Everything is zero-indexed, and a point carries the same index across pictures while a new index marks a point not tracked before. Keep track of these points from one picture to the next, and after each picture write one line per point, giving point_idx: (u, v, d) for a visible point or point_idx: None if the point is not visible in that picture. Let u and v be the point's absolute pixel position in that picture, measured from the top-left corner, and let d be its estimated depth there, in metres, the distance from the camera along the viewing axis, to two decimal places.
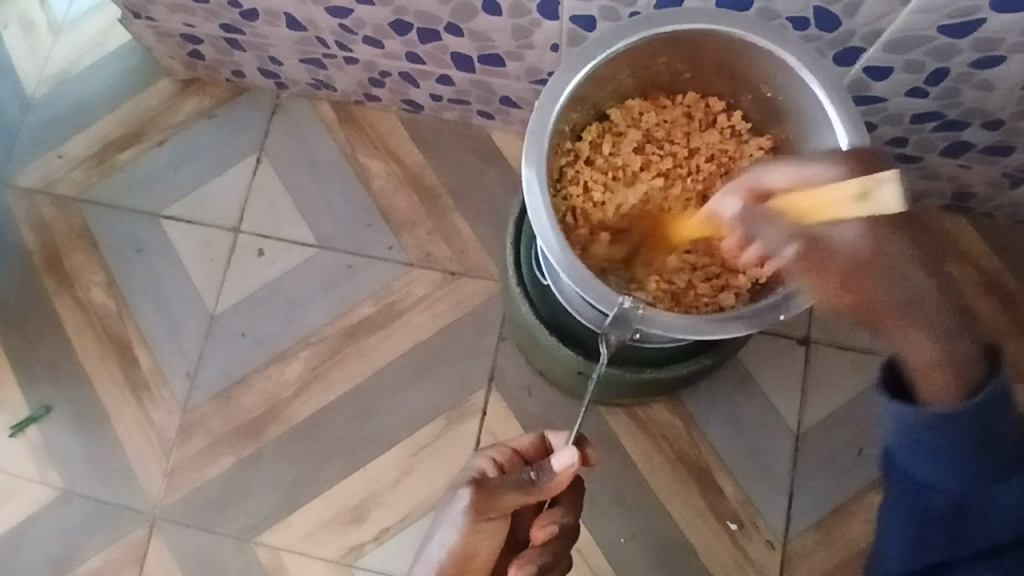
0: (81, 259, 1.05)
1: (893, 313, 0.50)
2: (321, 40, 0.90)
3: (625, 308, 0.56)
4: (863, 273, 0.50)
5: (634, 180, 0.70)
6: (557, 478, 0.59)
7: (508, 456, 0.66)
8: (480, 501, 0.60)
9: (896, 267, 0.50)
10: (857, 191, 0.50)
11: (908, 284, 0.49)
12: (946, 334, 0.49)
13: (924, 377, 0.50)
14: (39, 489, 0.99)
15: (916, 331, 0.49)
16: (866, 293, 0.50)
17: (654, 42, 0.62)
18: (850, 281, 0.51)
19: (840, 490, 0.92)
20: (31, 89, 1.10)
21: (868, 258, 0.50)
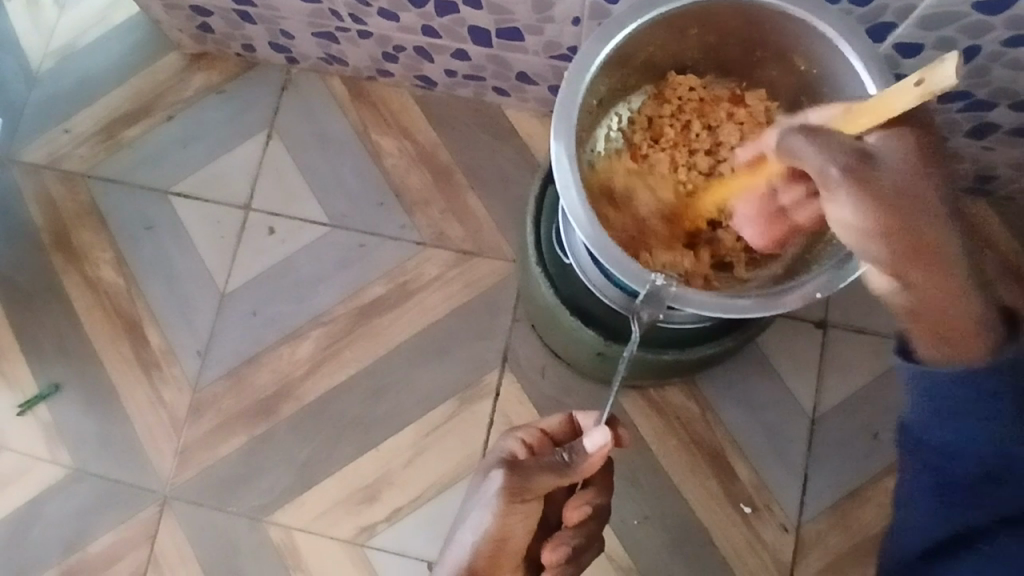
0: (89, 236, 1.03)
1: (923, 262, 0.43)
2: (335, 12, 0.88)
3: (658, 286, 0.55)
4: (924, 217, 0.42)
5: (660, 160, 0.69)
6: (591, 459, 0.59)
7: (538, 438, 0.65)
8: (515, 483, 0.59)
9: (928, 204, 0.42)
10: (914, 83, 0.44)
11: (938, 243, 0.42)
12: (965, 279, 0.43)
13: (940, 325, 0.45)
14: (49, 467, 0.98)
15: (934, 285, 0.43)
16: (915, 245, 0.42)
17: (686, 12, 0.60)
18: (889, 210, 0.42)
19: (855, 475, 0.91)
20: (36, 64, 1.08)
21: (911, 205, 0.42)
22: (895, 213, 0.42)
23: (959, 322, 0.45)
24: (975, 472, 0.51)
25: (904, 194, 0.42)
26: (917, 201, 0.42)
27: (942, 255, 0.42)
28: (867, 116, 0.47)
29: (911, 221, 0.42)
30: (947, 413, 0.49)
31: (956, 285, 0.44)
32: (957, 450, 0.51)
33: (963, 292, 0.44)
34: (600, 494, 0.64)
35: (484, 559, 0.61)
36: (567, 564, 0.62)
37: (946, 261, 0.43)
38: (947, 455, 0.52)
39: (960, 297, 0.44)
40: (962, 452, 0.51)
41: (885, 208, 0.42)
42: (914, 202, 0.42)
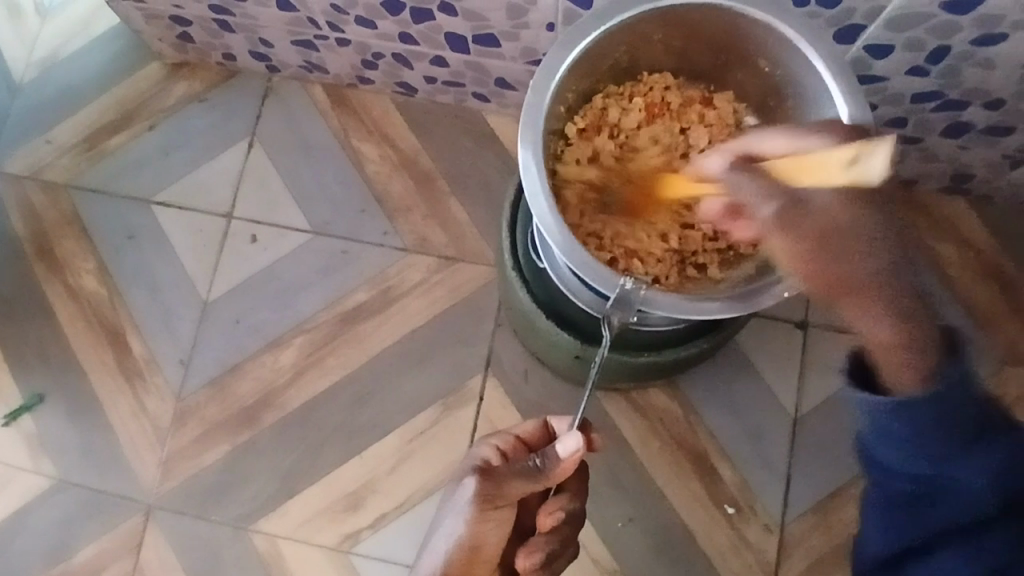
0: (72, 246, 1.03)
1: (848, 288, 0.47)
2: (312, 20, 0.89)
3: (627, 290, 0.56)
4: (855, 244, 0.47)
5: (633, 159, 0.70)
6: (563, 464, 0.59)
7: (513, 443, 0.65)
8: (488, 489, 0.60)
9: (840, 233, 0.47)
10: (849, 157, 0.49)
11: (861, 272, 0.47)
12: (906, 312, 0.46)
13: (885, 357, 0.46)
14: (33, 478, 0.98)
15: (868, 311, 0.46)
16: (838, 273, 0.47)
17: (651, 17, 0.61)
18: (805, 244, 0.48)
19: (838, 474, 0.92)
20: (18, 75, 1.08)
21: (824, 234, 0.48)
22: (819, 241, 0.48)
23: (898, 353, 0.46)
24: (923, 494, 0.51)
25: (829, 225, 0.48)
26: (828, 233, 0.48)
27: (863, 281, 0.46)
28: (794, 168, 0.50)
29: (830, 249, 0.47)
30: (880, 433, 0.48)
31: (890, 317, 0.46)
32: (892, 468, 0.50)
33: (901, 322, 0.46)
34: (576, 498, 0.65)
35: (458, 566, 0.61)
36: (541, 570, 0.62)
37: (875, 290, 0.46)
38: (887, 475, 0.51)
39: (900, 328, 0.46)
40: (898, 471, 0.50)
41: (805, 239, 0.48)
42: (839, 234, 0.47)
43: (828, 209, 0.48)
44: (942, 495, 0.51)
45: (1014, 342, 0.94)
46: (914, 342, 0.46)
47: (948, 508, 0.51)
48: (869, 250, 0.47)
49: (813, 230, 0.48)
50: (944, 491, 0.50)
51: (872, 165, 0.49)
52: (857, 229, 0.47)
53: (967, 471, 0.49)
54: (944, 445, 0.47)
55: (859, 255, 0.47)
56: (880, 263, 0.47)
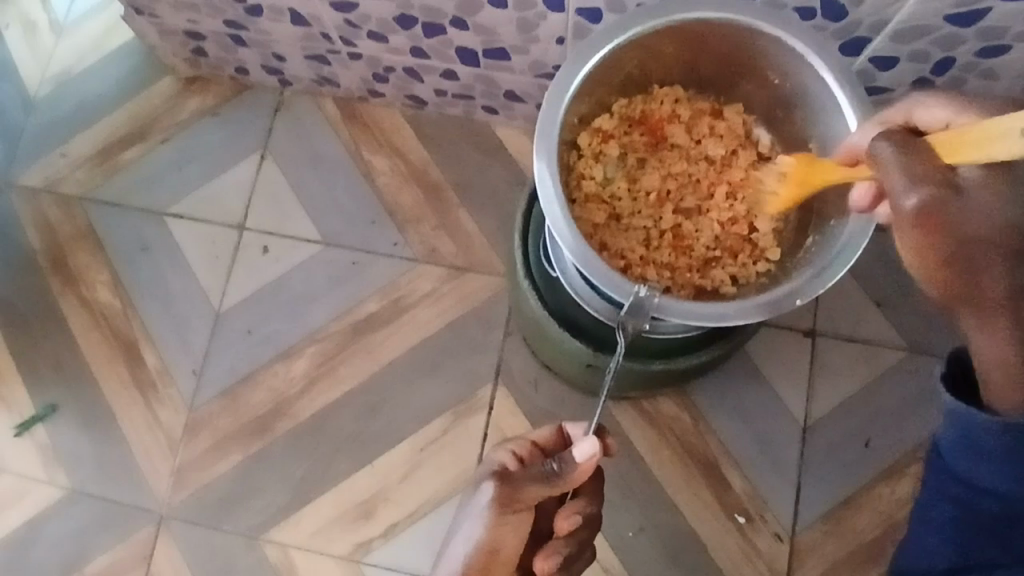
0: (86, 258, 1.05)
1: (977, 295, 0.45)
2: (325, 35, 0.90)
3: (641, 297, 0.56)
4: (991, 249, 0.44)
5: (643, 171, 0.71)
6: (580, 469, 0.59)
7: (529, 449, 0.66)
8: (506, 493, 0.60)
9: (983, 233, 0.44)
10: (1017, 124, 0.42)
11: (994, 284, 0.44)
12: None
13: (999, 375, 0.46)
14: (46, 487, 0.99)
15: (997, 326, 0.45)
16: (973, 278, 0.45)
17: (661, 32, 0.62)
18: (935, 238, 0.45)
19: (849, 482, 0.92)
20: (32, 90, 1.10)
21: (964, 239, 0.44)
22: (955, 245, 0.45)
23: (1016, 372, 0.45)
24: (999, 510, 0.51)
25: (973, 235, 0.44)
26: (970, 238, 0.44)
27: (996, 293, 0.44)
28: (958, 143, 0.45)
29: (965, 250, 0.44)
30: (970, 446, 0.49)
31: (1013, 335, 0.44)
32: (975, 483, 0.51)
33: None
34: (591, 502, 0.65)
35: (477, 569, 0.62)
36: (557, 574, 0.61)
37: (1003, 305, 0.44)
38: (968, 487, 0.52)
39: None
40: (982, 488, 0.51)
41: (943, 243, 0.45)
42: (978, 243, 0.44)
43: (970, 214, 0.44)
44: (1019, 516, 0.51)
45: None
46: None
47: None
48: (1013, 262, 0.44)
49: (948, 233, 0.44)
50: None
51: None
52: (1006, 244, 0.44)
53: None
54: None
55: (997, 267, 0.44)
56: (1017, 277, 0.44)
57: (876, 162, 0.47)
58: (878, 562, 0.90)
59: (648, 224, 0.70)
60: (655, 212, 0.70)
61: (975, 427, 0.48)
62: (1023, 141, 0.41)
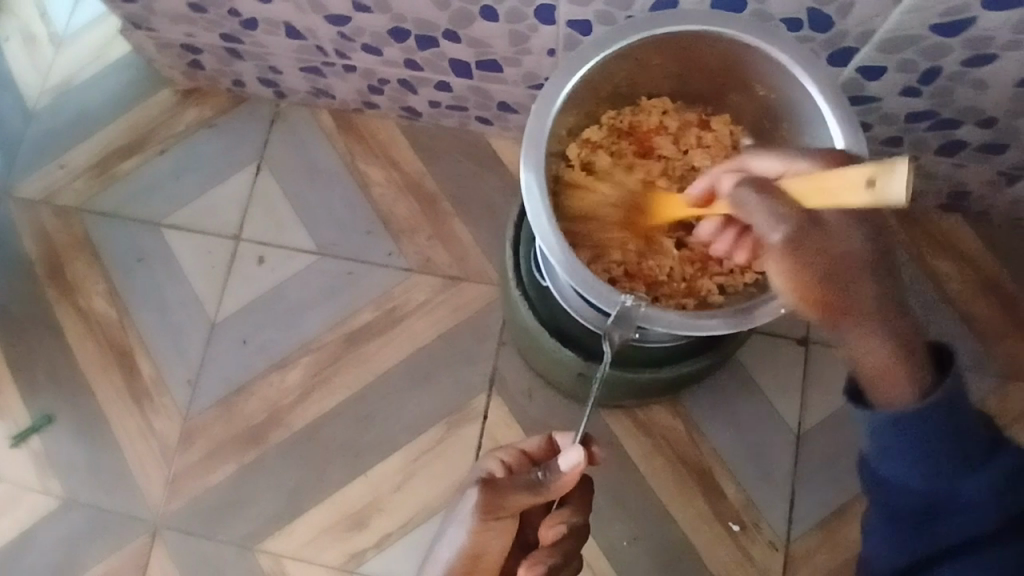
0: (82, 268, 1.05)
1: (848, 314, 0.47)
2: (320, 48, 0.91)
3: (627, 307, 0.57)
4: (852, 269, 0.46)
5: (632, 176, 0.72)
6: (565, 478, 0.59)
7: (518, 457, 0.66)
8: (489, 498, 0.60)
9: (845, 252, 0.46)
10: (864, 178, 0.42)
11: (857, 301, 0.46)
12: (904, 330, 0.48)
13: (882, 376, 0.49)
14: (41, 497, 0.99)
15: (874, 337, 0.47)
16: (845, 298, 0.46)
17: (648, 44, 0.62)
18: (802, 269, 0.46)
19: (843, 491, 0.92)
20: (31, 102, 1.11)
21: (834, 265, 0.46)
22: (828, 272, 0.46)
23: (890, 372, 0.48)
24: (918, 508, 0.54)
25: (840, 257, 0.46)
26: (836, 263, 0.46)
27: (870, 310, 0.46)
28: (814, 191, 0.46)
29: (829, 278, 0.46)
30: (888, 446, 0.52)
31: (886, 341, 0.47)
32: (897, 483, 0.53)
33: (901, 344, 0.47)
34: (577, 511, 0.65)
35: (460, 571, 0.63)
36: None
37: (872, 315, 0.47)
38: (891, 488, 0.54)
39: (896, 349, 0.48)
40: (904, 488, 0.53)
41: (808, 269, 0.46)
42: (841, 261, 0.46)
43: (835, 242, 0.46)
44: (938, 510, 0.53)
45: (1015, 359, 0.95)
46: (911, 361, 0.48)
47: (957, 528, 0.53)
48: (868, 273, 0.46)
49: (808, 266, 0.46)
50: (940, 504, 0.53)
51: (895, 187, 0.40)
52: (866, 258, 0.46)
53: (960, 479, 0.52)
54: (947, 460, 0.51)
55: (870, 285, 0.46)
56: (875, 289, 0.47)
57: (737, 201, 0.49)
58: None
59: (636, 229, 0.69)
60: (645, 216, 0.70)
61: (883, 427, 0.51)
62: (870, 194, 0.41)
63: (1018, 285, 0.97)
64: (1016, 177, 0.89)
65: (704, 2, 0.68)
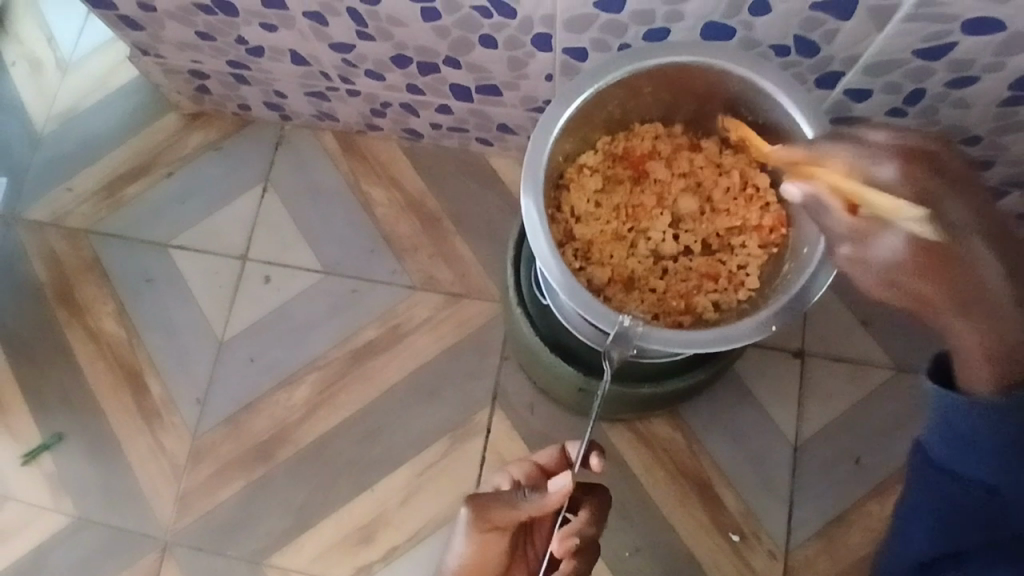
0: (92, 289, 1.08)
1: (955, 311, 0.48)
2: (324, 74, 0.94)
3: (626, 327, 0.59)
4: (969, 275, 0.47)
5: (636, 189, 0.75)
6: (549, 499, 0.62)
7: (528, 472, 0.69)
8: (481, 507, 0.63)
9: (963, 262, 0.47)
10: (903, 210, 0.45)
11: (972, 300, 0.48)
12: (1002, 324, 0.49)
13: (975, 361, 0.51)
14: (53, 515, 1.01)
15: (975, 328, 0.49)
16: (945, 299, 0.48)
17: (640, 74, 0.65)
18: (888, 281, 0.48)
19: (841, 499, 0.93)
20: (39, 126, 1.14)
21: (934, 273, 0.47)
22: (890, 286, 0.48)
23: (985, 361, 0.50)
24: (980, 497, 0.57)
25: (912, 273, 0.47)
26: (933, 272, 0.47)
27: (976, 306, 0.48)
28: (863, 200, 0.46)
29: (931, 288, 0.47)
30: (962, 440, 0.54)
31: (983, 335, 0.49)
32: (960, 474, 0.57)
33: (997, 336, 0.49)
34: (590, 522, 0.65)
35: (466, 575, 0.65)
36: None
37: (978, 311, 0.48)
38: (957, 479, 0.57)
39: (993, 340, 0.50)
40: (968, 478, 0.57)
41: (909, 280, 0.47)
42: (953, 272, 0.47)
43: (898, 262, 0.47)
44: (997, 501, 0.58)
45: None
46: (1006, 355, 0.50)
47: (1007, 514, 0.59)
48: (996, 276, 0.47)
49: (898, 276, 0.47)
50: (1001, 497, 0.57)
51: (913, 218, 0.45)
52: (990, 262, 0.47)
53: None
54: (1017, 459, 0.54)
55: (985, 284, 0.47)
56: (993, 288, 0.48)
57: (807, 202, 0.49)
58: None
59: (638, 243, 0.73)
60: (647, 230, 0.74)
61: (960, 417, 0.53)
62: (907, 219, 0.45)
63: None
64: (1004, 191, 0.91)
65: (695, 30, 0.70)
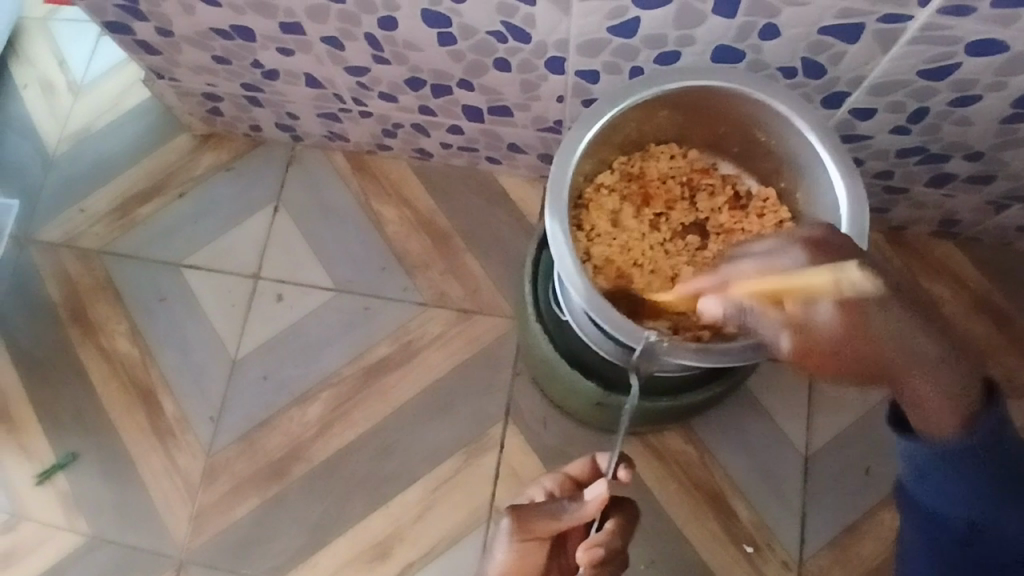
0: (105, 309, 1.08)
1: (893, 372, 0.53)
2: (338, 96, 0.95)
3: (652, 342, 0.60)
4: (884, 345, 0.51)
5: (655, 202, 0.77)
6: (587, 509, 0.62)
7: (562, 483, 0.70)
8: (517, 520, 0.64)
9: (878, 331, 0.51)
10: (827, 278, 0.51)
11: (901, 360, 0.52)
12: (942, 372, 0.53)
13: (928, 408, 0.54)
14: (68, 534, 1.01)
15: (918, 381, 0.53)
16: (879, 362, 0.52)
17: (659, 97, 0.67)
18: (827, 357, 0.52)
19: (852, 509, 0.95)
20: (51, 148, 1.15)
21: (857, 346, 0.51)
22: (836, 357, 0.52)
23: (939, 404, 0.54)
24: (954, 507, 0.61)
25: (850, 347, 0.51)
26: (866, 338, 0.51)
27: (907, 365, 0.52)
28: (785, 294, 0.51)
29: (859, 355, 0.52)
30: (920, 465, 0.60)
31: (929, 386, 0.53)
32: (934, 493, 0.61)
33: (941, 383, 0.53)
34: (620, 532, 0.65)
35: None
36: None
37: (914, 369, 0.52)
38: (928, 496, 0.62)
39: (937, 389, 0.53)
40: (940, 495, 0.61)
41: (835, 356, 0.52)
42: (874, 346, 0.51)
43: (836, 333, 0.51)
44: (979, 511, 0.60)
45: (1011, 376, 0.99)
46: (955, 396, 0.54)
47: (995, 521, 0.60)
48: (914, 338, 0.52)
49: (834, 350, 0.52)
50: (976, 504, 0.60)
51: (852, 274, 0.51)
52: (903, 326, 0.51)
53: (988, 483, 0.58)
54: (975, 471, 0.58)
55: (906, 342, 0.52)
56: (919, 345, 0.52)
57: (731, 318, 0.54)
58: None
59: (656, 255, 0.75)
60: (664, 241, 0.75)
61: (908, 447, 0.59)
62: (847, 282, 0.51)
63: (1009, 305, 1.02)
64: (1004, 205, 0.93)
65: (705, 54, 0.72)
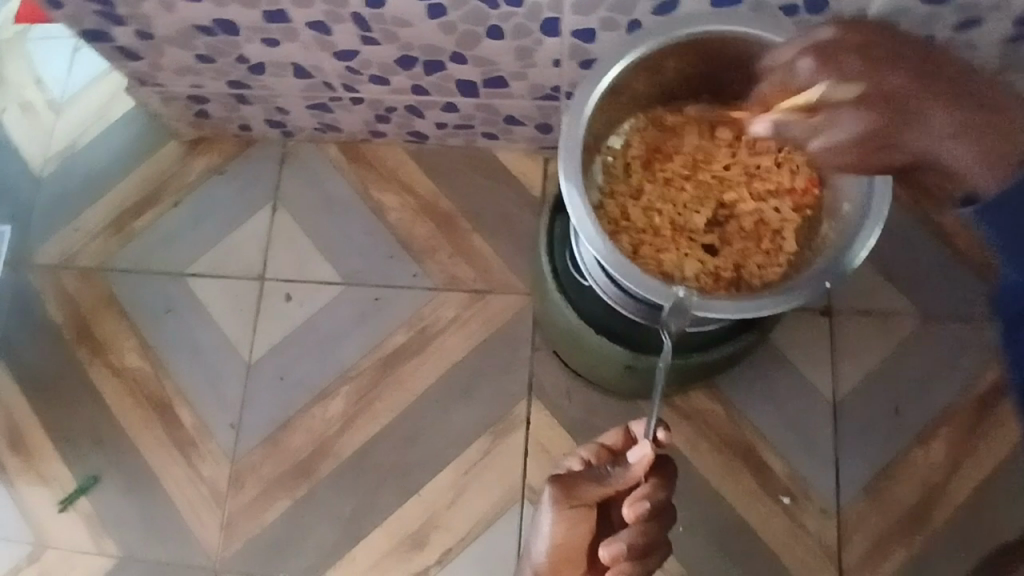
0: (111, 326, 1.07)
1: (934, 140, 0.53)
2: (328, 84, 0.93)
3: (681, 297, 0.59)
4: (921, 109, 0.53)
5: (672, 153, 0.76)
6: (633, 470, 0.62)
7: (598, 451, 0.67)
8: (562, 491, 0.61)
9: (908, 111, 0.54)
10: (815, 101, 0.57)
11: (924, 122, 0.53)
12: (965, 123, 0.52)
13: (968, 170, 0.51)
14: (99, 557, 1.00)
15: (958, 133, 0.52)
16: (911, 137, 0.53)
17: (665, 49, 0.66)
18: (865, 146, 0.55)
19: (885, 450, 0.94)
20: (37, 168, 1.12)
21: (894, 118, 0.54)
22: (871, 144, 0.55)
23: (995, 163, 0.50)
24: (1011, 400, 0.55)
25: (877, 128, 0.54)
26: (894, 111, 0.54)
27: (929, 129, 0.53)
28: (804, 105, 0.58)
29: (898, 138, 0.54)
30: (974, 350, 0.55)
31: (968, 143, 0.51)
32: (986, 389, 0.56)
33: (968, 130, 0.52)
34: (662, 489, 0.62)
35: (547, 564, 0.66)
36: (629, 560, 0.60)
37: (934, 127, 0.53)
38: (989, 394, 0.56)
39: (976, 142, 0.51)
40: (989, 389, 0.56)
41: (864, 143, 0.55)
42: (899, 110, 0.54)
43: (869, 124, 0.54)
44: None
45: None
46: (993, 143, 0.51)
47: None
48: (917, 98, 0.54)
49: (869, 137, 0.54)
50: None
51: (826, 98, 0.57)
52: (919, 95, 0.54)
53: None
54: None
55: (929, 112, 0.53)
56: (944, 111, 0.53)
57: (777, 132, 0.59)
58: (925, 525, 0.92)
59: (670, 207, 0.74)
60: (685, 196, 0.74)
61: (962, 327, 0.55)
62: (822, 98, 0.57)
63: None
64: None
65: None
